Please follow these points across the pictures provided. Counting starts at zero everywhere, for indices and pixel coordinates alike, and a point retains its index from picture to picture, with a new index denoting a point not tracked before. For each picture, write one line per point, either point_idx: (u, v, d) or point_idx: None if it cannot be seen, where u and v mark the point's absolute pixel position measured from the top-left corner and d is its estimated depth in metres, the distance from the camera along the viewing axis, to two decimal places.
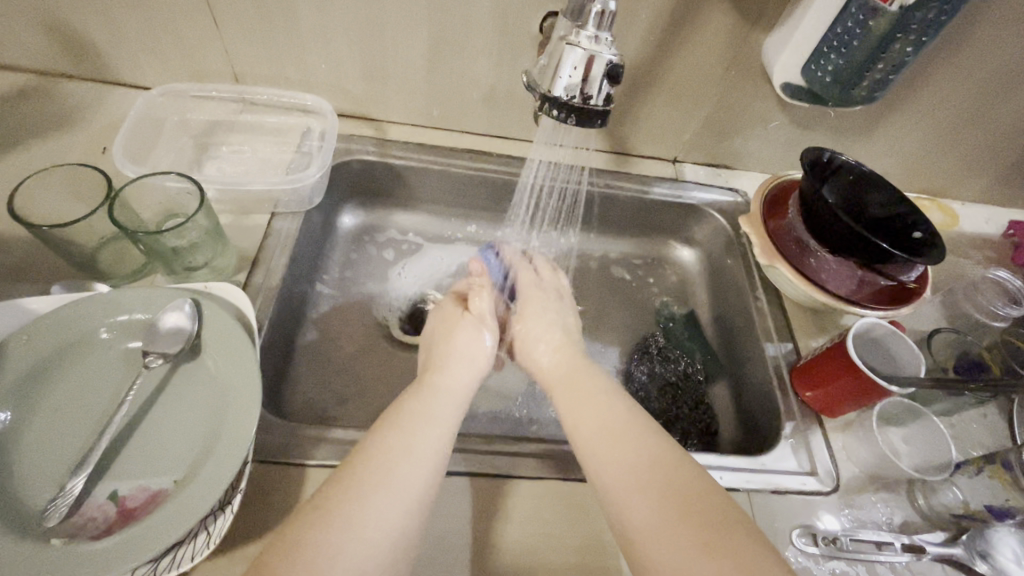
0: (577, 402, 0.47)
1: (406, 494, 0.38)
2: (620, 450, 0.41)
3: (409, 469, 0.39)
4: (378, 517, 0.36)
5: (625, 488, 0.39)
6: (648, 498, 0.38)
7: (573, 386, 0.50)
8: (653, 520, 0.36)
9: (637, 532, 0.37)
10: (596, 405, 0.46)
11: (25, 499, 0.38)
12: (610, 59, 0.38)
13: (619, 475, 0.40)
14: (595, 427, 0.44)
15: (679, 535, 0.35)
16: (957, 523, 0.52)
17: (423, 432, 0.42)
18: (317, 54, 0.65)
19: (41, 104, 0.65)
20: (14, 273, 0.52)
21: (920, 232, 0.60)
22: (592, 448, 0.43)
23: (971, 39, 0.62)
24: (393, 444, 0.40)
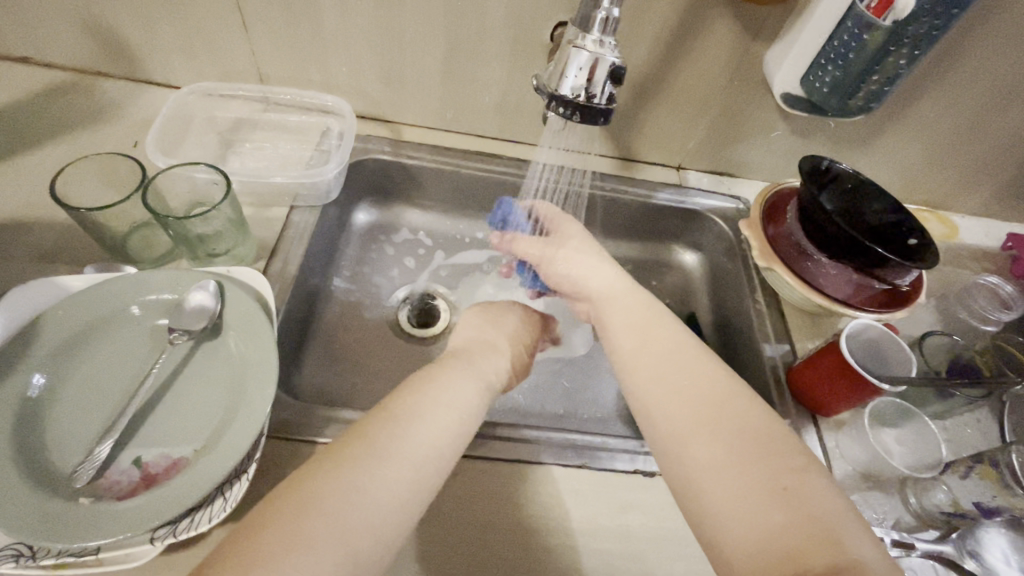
0: (639, 351, 0.47)
1: (422, 457, 0.39)
2: (685, 399, 0.42)
3: (425, 433, 0.40)
4: (393, 468, 0.37)
5: (692, 432, 0.40)
6: (718, 447, 0.38)
7: (631, 337, 0.49)
8: (716, 464, 0.37)
9: (704, 477, 0.37)
10: (672, 363, 0.45)
11: (56, 460, 0.41)
12: (613, 61, 0.41)
13: (686, 420, 0.41)
14: (662, 377, 0.44)
15: (750, 484, 0.36)
16: (948, 521, 0.53)
17: (448, 402, 0.43)
18: (339, 58, 0.68)
19: (79, 100, 0.69)
20: (48, 255, 0.55)
21: (915, 238, 0.62)
22: (653, 394, 0.44)
23: (966, 53, 0.64)
24: (411, 406, 0.41)
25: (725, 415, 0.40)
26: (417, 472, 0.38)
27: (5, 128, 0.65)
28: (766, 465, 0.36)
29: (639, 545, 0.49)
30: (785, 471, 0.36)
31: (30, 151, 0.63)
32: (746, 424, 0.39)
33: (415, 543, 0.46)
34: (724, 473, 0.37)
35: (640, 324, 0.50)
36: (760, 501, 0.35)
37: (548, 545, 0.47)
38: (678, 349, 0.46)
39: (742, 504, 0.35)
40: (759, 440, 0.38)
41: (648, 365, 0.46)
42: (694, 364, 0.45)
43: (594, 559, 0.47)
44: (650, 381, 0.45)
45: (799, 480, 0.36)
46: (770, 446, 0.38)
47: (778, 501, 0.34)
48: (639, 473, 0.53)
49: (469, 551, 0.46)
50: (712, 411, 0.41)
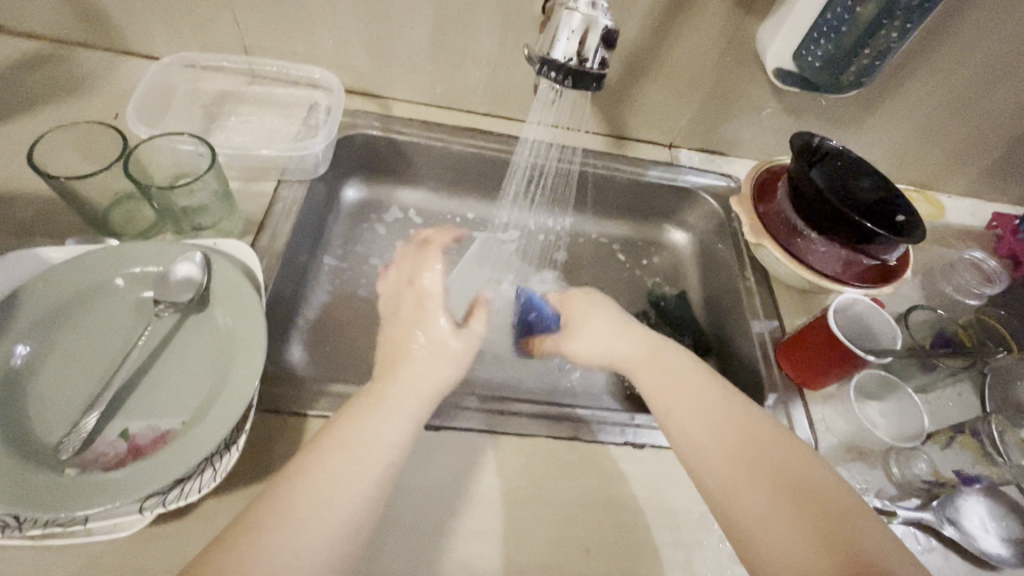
0: (672, 397, 0.48)
1: (370, 475, 0.40)
2: (721, 443, 0.44)
3: (375, 451, 0.41)
4: (341, 489, 0.39)
5: (734, 475, 0.42)
6: (758, 490, 0.40)
7: (657, 375, 0.50)
8: (760, 508, 0.39)
9: (751, 520, 0.39)
10: (699, 403, 0.47)
11: (40, 432, 0.40)
12: (606, 25, 0.40)
13: (727, 465, 0.42)
14: (695, 422, 0.46)
15: (796, 526, 0.38)
16: (928, 490, 0.54)
17: (397, 420, 0.44)
18: (325, 30, 0.67)
19: (56, 70, 0.67)
20: (28, 228, 0.54)
21: (903, 215, 0.63)
22: (690, 439, 0.45)
23: (957, 30, 0.64)
24: (355, 428, 0.42)
25: (760, 450, 0.42)
26: (367, 489, 0.40)
27: None
28: (806, 504, 0.39)
29: (628, 514, 0.49)
30: (827, 508, 0.38)
31: (6, 123, 0.61)
32: (785, 463, 0.41)
33: (407, 513, 0.46)
34: (769, 519, 0.39)
35: (663, 364, 0.51)
36: (805, 540, 0.37)
37: (538, 515, 0.48)
38: (704, 391, 0.48)
39: (792, 543, 0.37)
40: (798, 476, 0.40)
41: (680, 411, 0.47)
42: (727, 407, 0.46)
43: (584, 527, 0.48)
44: (687, 428, 0.46)
45: (841, 515, 0.38)
46: (807, 481, 0.40)
47: (823, 537, 0.37)
48: (629, 445, 0.54)
49: (461, 520, 0.47)
50: (748, 453, 0.42)
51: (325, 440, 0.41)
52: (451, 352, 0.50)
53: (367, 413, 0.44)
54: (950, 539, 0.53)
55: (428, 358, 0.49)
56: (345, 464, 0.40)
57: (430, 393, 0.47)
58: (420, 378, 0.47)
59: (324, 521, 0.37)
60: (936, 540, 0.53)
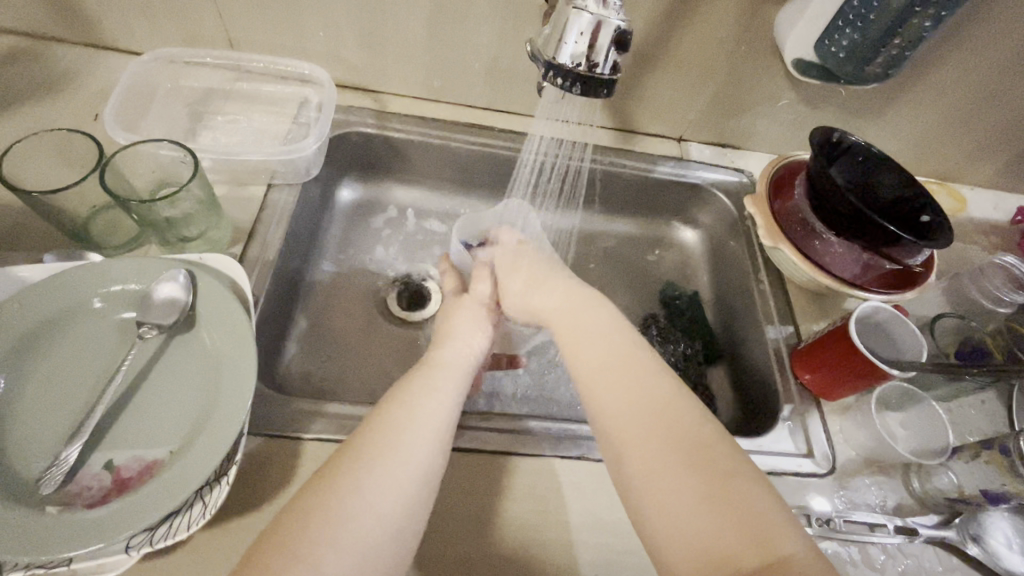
0: (578, 340, 0.48)
1: (420, 464, 0.38)
2: (624, 399, 0.41)
3: (422, 444, 0.39)
4: (394, 485, 0.37)
5: (635, 422, 0.40)
6: (662, 465, 0.37)
7: (570, 326, 0.49)
8: (653, 468, 0.37)
9: (648, 498, 0.36)
10: (602, 345, 0.46)
11: (20, 467, 0.38)
12: (618, 25, 0.36)
13: (627, 416, 0.40)
14: (592, 358, 0.46)
15: (689, 486, 0.35)
16: (951, 507, 0.52)
17: (453, 374, 0.46)
18: (314, 22, 0.63)
19: (30, 68, 0.63)
20: (4, 241, 0.51)
21: (928, 215, 0.59)
22: (590, 383, 0.44)
23: (992, 14, 0.59)
24: (398, 408, 0.41)
25: (652, 404, 0.40)
26: (421, 459, 0.38)
27: None
28: (711, 482, 0.35)
29: (638, 539, 0.47)
30: (733, 484, 0.35)
31: None
32: (704, 444, 0.38)
33: None
34: (665, 485, 0.36)
35: (594, 339, 0.47)
36: (697, 499, 0.35)
37: (543, 541, 0.46)
38: (603, 331, 0.48)
39: (678, 504, 0.35)
40: (695, 442, 0.38)
41: (594, 387, 0.43)
42: (651, 385, 0.42)
43: (592, 552, 0.46)
44: (603, 404, 0.42)
45: (748, 496, 0.35)
46: (705, 446, 0.37)
47: (724, 516, 0.34)
48: None
49: (464, 547, 0.45)
50: (662, 430, 0.39)
51: (369, 437, 0.39)
52: (487, 330, 0.53)
53: (427, 370, 0.46)
54: (973, 558, 0.51)
55: (470, 324, 0.52)
56: (398, 441, 0.39)
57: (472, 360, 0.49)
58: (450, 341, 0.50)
59: (378, 515, 0.35)
60: (959, 559, 0.51)
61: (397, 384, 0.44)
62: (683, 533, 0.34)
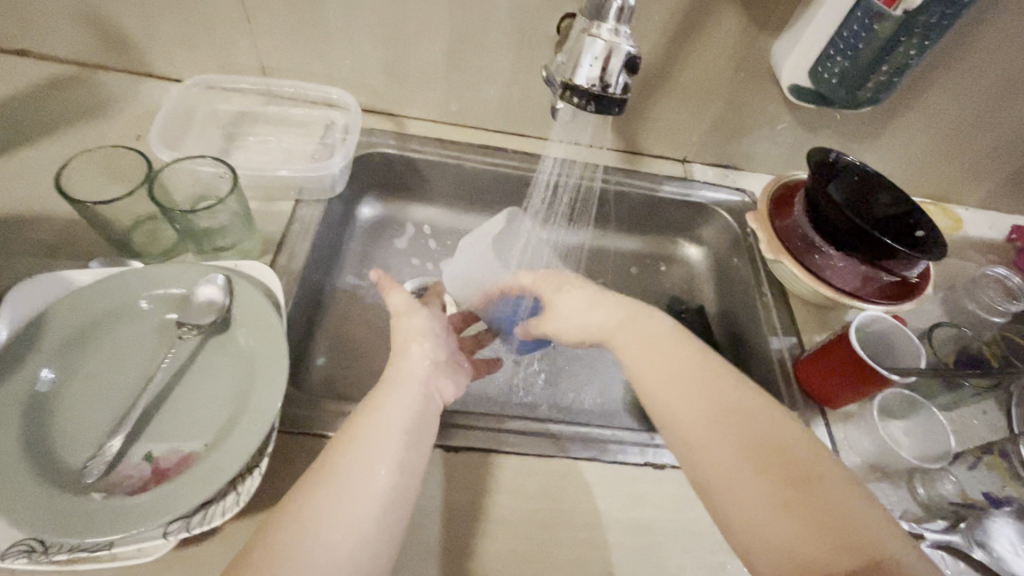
0: (643, 352, 0.49)
1: (371, 487, 0.39)
2: (701, 408, 0.43)
3: (371, 466, 0.41)
4: (350, 517, 0.38)
5: (711, 431, 0.41)
6: (748, 477, 0.38)
7: (633, 336, 0.51)
8: (739, 480, 0.38)
9: (733, 506, 0.38)
10: (666, 354, 0.48)
11: (66, 456, 0.41)
12: (628, 51, 0.40)
13: (703, 425, 0.42)
14: (659, 368, 0.47)
15: (777, 495, 0.36)
16: (955, 512, 0.53)
17: (408, 385, 0.47)
18: (342, 50, 0.68)
19: (79, 93, 0.68)
20: (52, 250, 0.55)
21: (923, 231, 0.62)
22: (659, 394, 0.45)
23: (975, 44, 0.63)
24: (355, 438, 0.42)
25: (726, 409, 0.42)
26: (371, 485, 0.40)
27: (8, 122, 0.64)
28: (794, 487, 0.36)
29: (648, 539, 0.49)
30: (819, 488, 0.36)
31: (32, 145, 0.63)
32: (783, 451, 0.38)
33: (426, 535, 0.45)
34: (755, 497, 0.37)
35: (656, 352, 0.48)
36: (789, 507, 0.36)
37: (557, 539, 0.48)
38: (662, 338, 0.49)
39: (770, 516, 0.36)
40: (777, 447, 0.39)
41: (664, 401, 0.45)
42: (722, 395, 0.43)
43: (604, 551, 0.47)
44: (675, 413, 0.44)
45: (836, 500, 0.36)
46: (789, 452, 0.39)
47: (812, 521, 0.35)
48: (650, 466, 0.53)
49: (479, 544, 0.46)
50: (742, 436, 0.40)
51: (322, 468, 0.40)
52: (436, 331, 0.53)
53: (384, 392, 0.47)
54: (978, 563, 0.51)
55: (414, 334, 0.52)
56: (341, 468, 0.40)
57: (429, 371, 0.50)
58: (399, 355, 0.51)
59: (331, 544, 0.36)
60: (965, 564, 0.51)
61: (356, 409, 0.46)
62: (780, 545, 0.35)
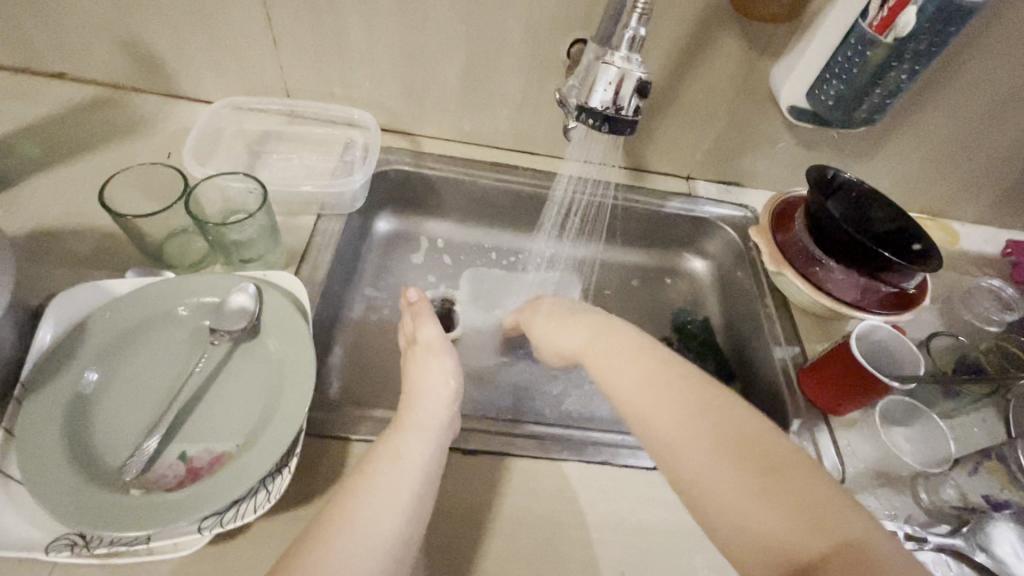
0: (614, 359, 0.51)
1: (383, 539, 0.40)
2: (669, 404, 0.44)
3: (387, 518, 0.41)
4: (358, 560, 0.38)
5: (681, 426, 0.42)
6: (717, 467, 0.39)
7: (606, 345, 0.53)
8: (710, 470, 0.39)
9: (706, 497, 0.38)
10: (636, 358, 0.49)
11: (106, 455, 0.43)
12: (639, 77, 0.44)
13: (675, 420, 0.43)
14: (630, 372, 0.48)
15: (748, 484, 0.37)
16: (958, 516, 0.54)
17: (428, 433, 0.48)
18: (363, 73, 0.71)
19: (113, 114, 0.72)
20: (89, 261, 0.58)
21: (919, 244, 0.65)
22: (630, 396, 0.47)
23: (965, 68, 0.67)
24: (367, 482, 0.43)
25: (694, 405, 0.43)
26: (383, 535, 0.40)
27: (47, 140, 0.68)
28: (770, 477, 0.37)
29: (659, 540, 0.50)
30: (792, 476, 0.37)
31: (69, 161, 0.66)
32: (758, 444, 0.39)
33: (446, 535, 0.47)
34: (726, 486, 0.38)
35: (632, 362, 0.49)
36: (758, 495, 0.36)
37: (570, 539, 0.49)
38: (632, 344, 0.51)
39: (742, 504, 0.37)
40: (745, 438, 0.40)
41: (641, 409, 0.45)
42: (688, 392, 0.44)
43: (616, 551, 0.49)
44: (647, 414, 0.45)
45: (809, 484, 0.36)
46: (756, 442, 0.39)
47: (790, 507, 0.35)
48: (660, 470, 0.55)
49: (496, 543, 0.48)
50: (710, 429, 0.41)
51: (334, 513, 0.41)
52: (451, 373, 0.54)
53: (396, 434, 0.47)
54: (982, 566, 0.52)
55: (435, 378, 0.54)
56: (355, 518, 0.40)
57: (445, 415, 0.51)
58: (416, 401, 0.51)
59: None
60: (968, 567, 0.52)
61: (370, 452, 0.46)
62: (753, 532, 0.35)
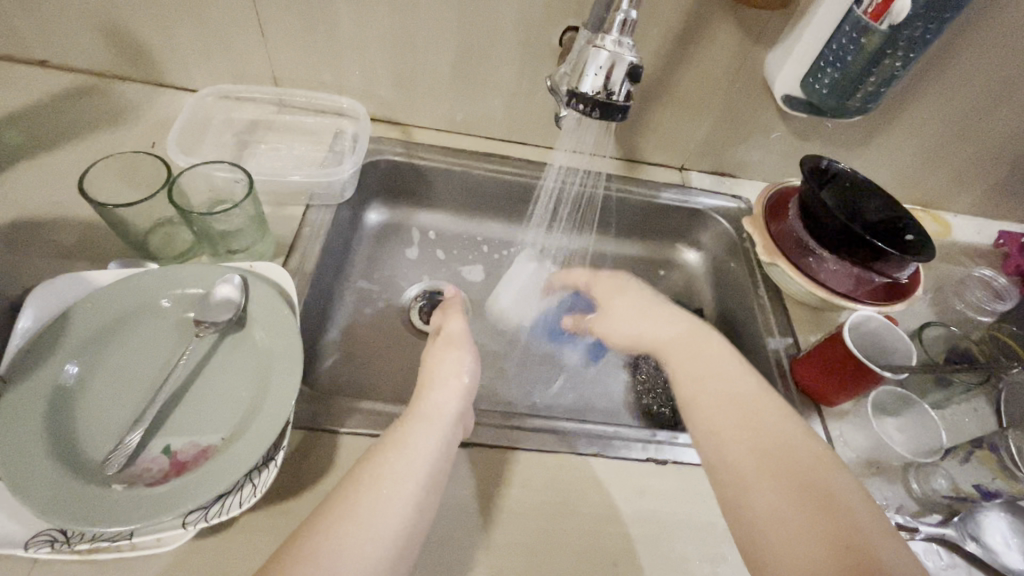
0: (698, 370, 0.50)
1: (388, 534, 0.39)
2: (744, 435, 0.44)
3: (393, 514, 0.40)
4: (357, 556, 0.38)
5: (751, 458, 0.42)
6: (780, 506, 0.39)
7: (685, 352, 0.52)
8: (772, 507, 0.39)
9: (763, 531, 0.39)
10: (723, 380, 0.48)
11: (88, 449, 0.42)
12: (631, 61, 0.43)
13: (746, 451, 0.43)
14: (708, 392, 0.48)
15: (806, 530, 0.37)
16: (948, 505, 0.55)
17: (438, 426, 0.47)
18: (353, 62, 0.70)
19: (96, 102, 0.70)
20: (71, 252, 0.56)
21: (912, 236, 0.65)
22: (703, 417, 0.46)
23: (959, 57, 0.66)
24: (374, 474, 0.42)
25: (774, 442, 0.43)
26: (384, 529, 0.39)
27: (27, 129, 0.66)
28: (835, 530, 0.37)
29: (651, 531, 0.50)
30: (855, 534, 0.36)
31: (51, 151, 0.64)
32: (804, 469, 0.40)
33: (437, 527, 0.47)
34: (786, 527, 0.38)
35: (710, 381, 0.48)
36: (816, 543, 0.36)
37: (564, 530, 0.49)
38: (721, 362, 0.50)
39: (795, 547, 0.37)
40: (814, 486, 0.39)
41: (714, 432, 0.45)
42: (765, 429, 0.44)
43: (609, 543, 0.49)
44: (718, 436, 0.45)
45: (868, 544, 0.36)
46: (824, 492, 0.39)
47: (827, 530, 0.37)
48: (652, 461, 0.55)
49: (488, 536, 0.48)
50: (780, 469, 0.41)
51: (334, 505, 0.40)
52: (471, 367, 0.53)
53: (406, 424, 0.47)
54: (972, 555, 0.53)
55: (451, 369, 0.52)
56: (359, 510, 0.40)
57: (456, 407, 0.49)
58: (432, 390, 0.50)
59: None
60: (959, 556, 0.53)
61: (378, 442, 0.45)
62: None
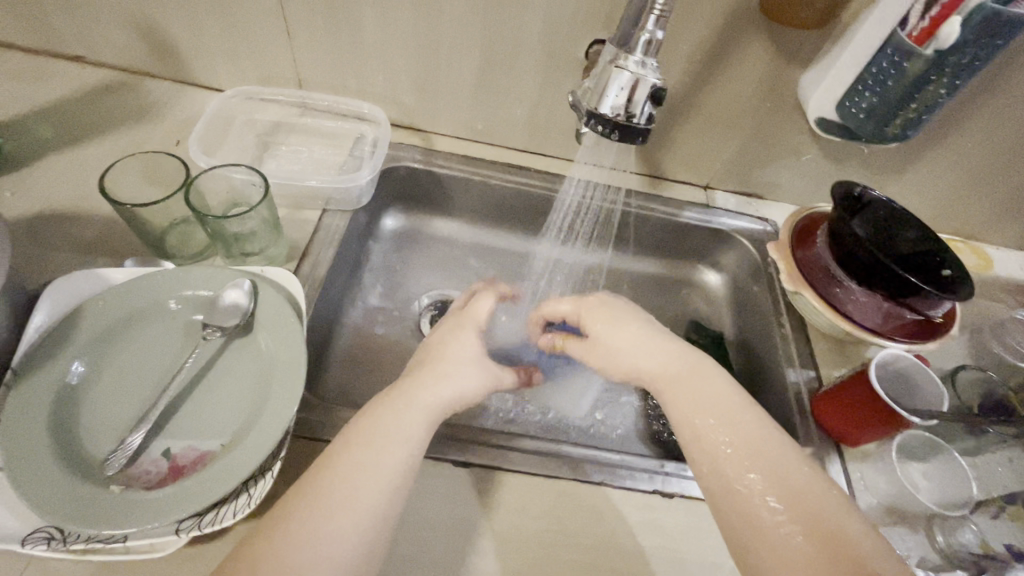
0: (701, 392, 0.47)
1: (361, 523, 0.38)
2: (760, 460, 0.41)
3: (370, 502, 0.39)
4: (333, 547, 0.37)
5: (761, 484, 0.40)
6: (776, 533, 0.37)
7: (690, 385, 0.47)
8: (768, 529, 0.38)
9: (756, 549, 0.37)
10: (747, 405, 0.45)
11: (89, 448, 0.42)
12: (653, 82, 0.41)
13: (759, 476, 0.40)
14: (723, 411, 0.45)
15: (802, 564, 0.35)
16: (976, 562, 0.50)
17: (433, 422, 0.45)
18: (376, 67, 0.70)
19: (125, 98, 0.71)
20: (89, 247, 0.57)
21: (949, 270, 0.61)
22: (716, 434, 0.44)
23: (1010, 85, 0.63)
24: (359, 460, 0.41)
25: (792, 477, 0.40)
26: (360, 524, 0.38)
27: (57, 123, 0.68)
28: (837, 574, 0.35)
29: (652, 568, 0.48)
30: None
31: (79, 145, 0.66)
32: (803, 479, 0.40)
33: (430, 548, 0.46)
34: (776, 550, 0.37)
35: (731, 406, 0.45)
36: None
37: (561, 561, 0.47)
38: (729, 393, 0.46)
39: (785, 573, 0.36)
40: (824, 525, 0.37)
41: (727, 447, 0.43)
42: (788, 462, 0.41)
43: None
44: (726, 455, 0.42)
45: None
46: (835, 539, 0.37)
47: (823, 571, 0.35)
48: (658, 494, 0.53)
49: (481, 562, 0.46)
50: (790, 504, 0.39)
51: (315, 487, 0.39)
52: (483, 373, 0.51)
53: (393, 405, 0.45)
54: None
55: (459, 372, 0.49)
56: (338, 496, 0.38)
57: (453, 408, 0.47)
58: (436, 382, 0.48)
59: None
60: None
61: (363, 421, 0.44)
62: None
